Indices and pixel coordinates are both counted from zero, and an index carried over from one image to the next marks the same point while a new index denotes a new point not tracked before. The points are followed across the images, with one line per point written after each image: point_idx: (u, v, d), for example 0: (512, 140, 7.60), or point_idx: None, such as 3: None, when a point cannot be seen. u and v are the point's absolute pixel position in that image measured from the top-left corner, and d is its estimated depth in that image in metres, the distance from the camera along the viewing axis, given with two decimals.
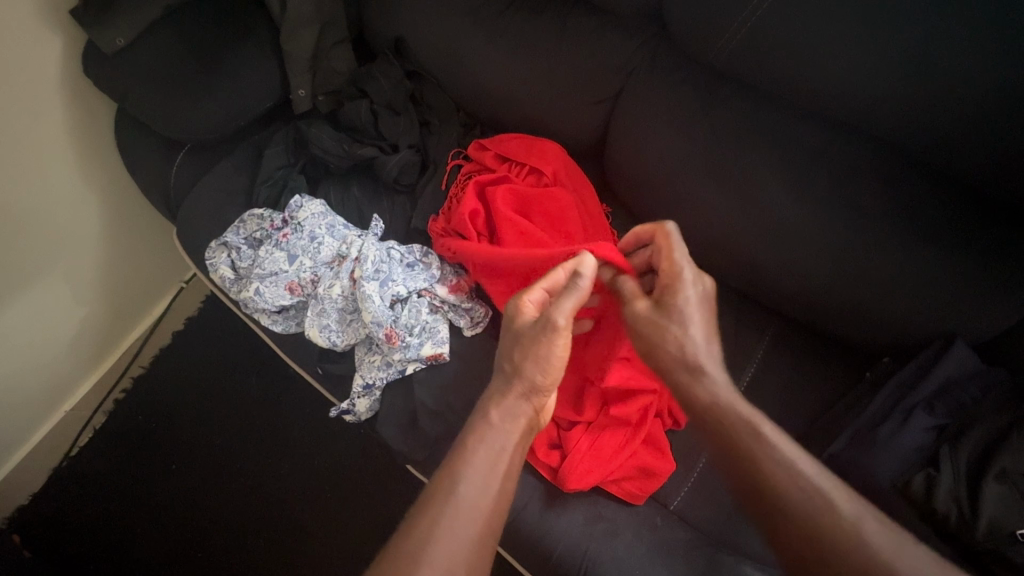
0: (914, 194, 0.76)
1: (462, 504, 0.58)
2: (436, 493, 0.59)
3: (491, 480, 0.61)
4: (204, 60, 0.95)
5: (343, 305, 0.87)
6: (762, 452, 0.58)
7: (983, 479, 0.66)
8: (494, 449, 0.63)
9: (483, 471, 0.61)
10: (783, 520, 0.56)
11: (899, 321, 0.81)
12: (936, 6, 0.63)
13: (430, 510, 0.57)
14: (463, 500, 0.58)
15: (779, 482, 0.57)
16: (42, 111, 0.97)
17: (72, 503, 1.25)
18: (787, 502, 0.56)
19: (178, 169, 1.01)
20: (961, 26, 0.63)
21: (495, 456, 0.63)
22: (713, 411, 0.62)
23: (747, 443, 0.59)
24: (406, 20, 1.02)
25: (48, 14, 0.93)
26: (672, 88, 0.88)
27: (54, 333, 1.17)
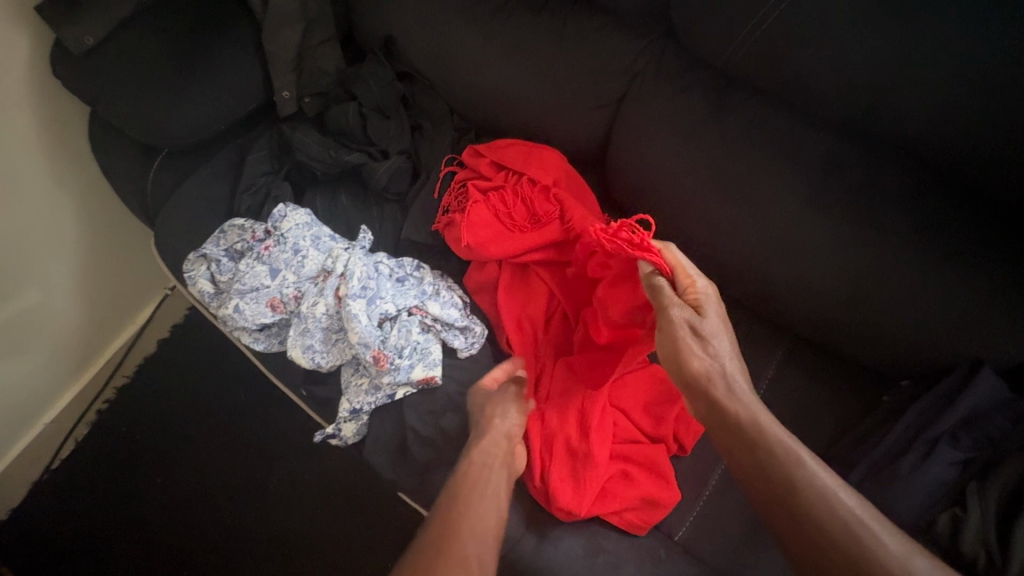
0: (937, 209, 0.71)
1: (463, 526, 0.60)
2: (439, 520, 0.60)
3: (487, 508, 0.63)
4: (181, 60, 0.89)
5: (328, 324, 0.83)
6: (805, 480, 0.55)
7: (1014, 522, 0.61)
8: (489, 482, 0.66)
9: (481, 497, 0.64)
10: (818, 548, 0.53)
11: (920, 344, 0.76)
12: (971, 8, 0.58)
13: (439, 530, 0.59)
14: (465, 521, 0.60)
15: (825, 516, 0.53)
16: (10, 114, 0.92)
17: (52, 519, 1.20)
18: (821, 529, 0.53)
19: (155, 175, 0.95)
20: (999, 29, 0.57)
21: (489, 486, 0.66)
22: (750, 433, 0.58)
23: (775, 470, 0.56)
24: (397, 18, 0.96)
25: (14, 10, 0.87)
26: (679, 93, 0.82)
27: (30, 345, 1.12)
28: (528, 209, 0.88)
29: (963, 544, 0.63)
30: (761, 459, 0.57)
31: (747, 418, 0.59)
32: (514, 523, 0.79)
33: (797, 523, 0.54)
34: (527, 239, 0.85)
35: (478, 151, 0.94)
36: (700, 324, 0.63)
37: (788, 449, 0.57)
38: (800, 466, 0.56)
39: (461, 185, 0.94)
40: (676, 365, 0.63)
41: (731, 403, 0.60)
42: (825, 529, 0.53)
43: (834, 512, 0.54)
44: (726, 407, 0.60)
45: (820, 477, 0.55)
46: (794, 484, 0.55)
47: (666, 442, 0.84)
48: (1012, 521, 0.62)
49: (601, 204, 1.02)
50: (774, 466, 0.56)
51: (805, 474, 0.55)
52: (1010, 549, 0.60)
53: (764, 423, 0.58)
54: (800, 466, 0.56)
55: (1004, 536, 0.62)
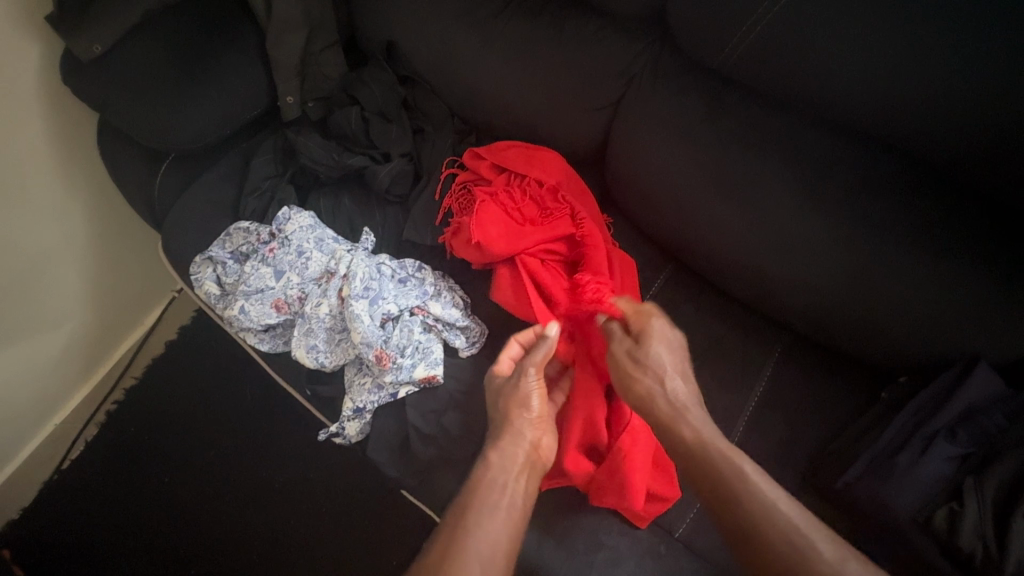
0: (933, 207, 0.72)
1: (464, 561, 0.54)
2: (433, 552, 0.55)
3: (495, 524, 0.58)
4: (187, 67, 0.91)
5: (331, 324, 0.84)
6: (744, 492, 0.56)
7: (1012, 515, 0.62)
8: (497, 486, 0.63)
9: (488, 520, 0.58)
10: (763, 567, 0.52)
11: (917, 341, 0.77)
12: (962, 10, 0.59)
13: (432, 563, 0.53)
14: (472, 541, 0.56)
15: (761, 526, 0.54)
16: (21, 122, 0.94)
17: (63, 519, 1.22)
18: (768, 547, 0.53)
19: (162, 180, 0.97)
20: (987, 31, 0.58)
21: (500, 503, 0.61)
22: (691, 451, 0.61)
23: (721, 487, 0.58)
24: (398, 23, 0.97)
25: (24, 20, 0.89)
26: (677, 94, 0.83)
27: (41, 348, 1.14)
28: (535, 206, 0.90)
29: (962, 538, 0.64)
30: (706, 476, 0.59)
31: (692, 440, 0.62)
32: None
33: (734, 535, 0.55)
34: (537, 232, 0.87)
35: (483, 152, 0.96)
36: (645, 356, 0.69)
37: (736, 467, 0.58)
38: (748, 484, 0.57)
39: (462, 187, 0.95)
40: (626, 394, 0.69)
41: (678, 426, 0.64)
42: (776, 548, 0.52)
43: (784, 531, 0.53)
44: (672, 428, 0.64)
45: (769, 495, 0.56)
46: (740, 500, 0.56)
47: None
48: (1009, 515, 0.63)
49: (601, 204, 1.03)
50: (720, 484, 0.58)
51: (753, 491, 0.56)
52: (1007, 543, 0.61)
53: (712, 442, 0.61)
54: (747, 484, 0.57)
55: (1001, 529, 0.63)
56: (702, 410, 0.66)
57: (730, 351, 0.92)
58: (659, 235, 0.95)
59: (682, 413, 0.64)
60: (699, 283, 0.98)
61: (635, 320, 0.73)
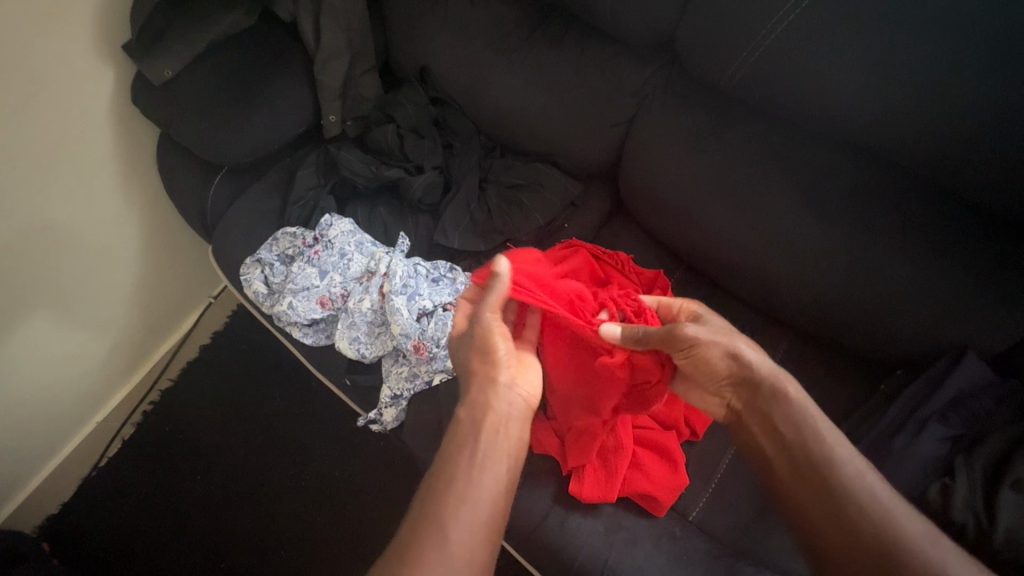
0: (919, 210, 0.79)
1: (453, 528, 0.56)
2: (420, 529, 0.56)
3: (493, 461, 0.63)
4: (242, 90, 1.01)
5: (372, 318, 0.93)
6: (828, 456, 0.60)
7: (999, 487, 0.68)
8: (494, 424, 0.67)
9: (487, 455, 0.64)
10: (845, 552, 0.56)
11: (908, 334, 0.84)
12: (946, 35, 0.64)
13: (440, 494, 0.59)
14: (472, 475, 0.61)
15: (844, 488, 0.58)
16: (92, 138, 1.04)
17: (100, 513, 1.28)
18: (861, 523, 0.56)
19: (215, 190, 1.07)
20: (967, 56, 0.64)
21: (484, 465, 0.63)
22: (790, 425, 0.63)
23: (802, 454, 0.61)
24: (431, 49, 1.08)
25: (102, 49, 1.00)
26: (685, 111, 0.92)
27: (92, 348, 1.23)
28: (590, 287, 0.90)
29: (953, 511, 0.69)
30: (788, 448, 0.63)
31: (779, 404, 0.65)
32: (539, 501, 0.86)
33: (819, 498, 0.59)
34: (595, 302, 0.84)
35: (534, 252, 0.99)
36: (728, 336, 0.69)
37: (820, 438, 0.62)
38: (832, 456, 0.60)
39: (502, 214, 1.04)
40: (721, 368, 0.69)
41: (776, 405, 0.65)
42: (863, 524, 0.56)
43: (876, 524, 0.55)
44: (773, 397, 0.65)
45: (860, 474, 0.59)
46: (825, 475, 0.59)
47: (678, 427, 0.90)
48: (997, 487, 0.68)
49: (615, 214, 1.13)
50: (797, 455, 0.62)
51: (839, 462, 0.60)
52: (996, 514, 0.67)
53: (804, 412, 0.63)
54: (831, 455, 0.60)
55: (991, 502, 0.68)
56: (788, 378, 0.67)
57: None
58: (670, 240, 1.03)
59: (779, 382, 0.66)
60: (707, 285, 1.06)
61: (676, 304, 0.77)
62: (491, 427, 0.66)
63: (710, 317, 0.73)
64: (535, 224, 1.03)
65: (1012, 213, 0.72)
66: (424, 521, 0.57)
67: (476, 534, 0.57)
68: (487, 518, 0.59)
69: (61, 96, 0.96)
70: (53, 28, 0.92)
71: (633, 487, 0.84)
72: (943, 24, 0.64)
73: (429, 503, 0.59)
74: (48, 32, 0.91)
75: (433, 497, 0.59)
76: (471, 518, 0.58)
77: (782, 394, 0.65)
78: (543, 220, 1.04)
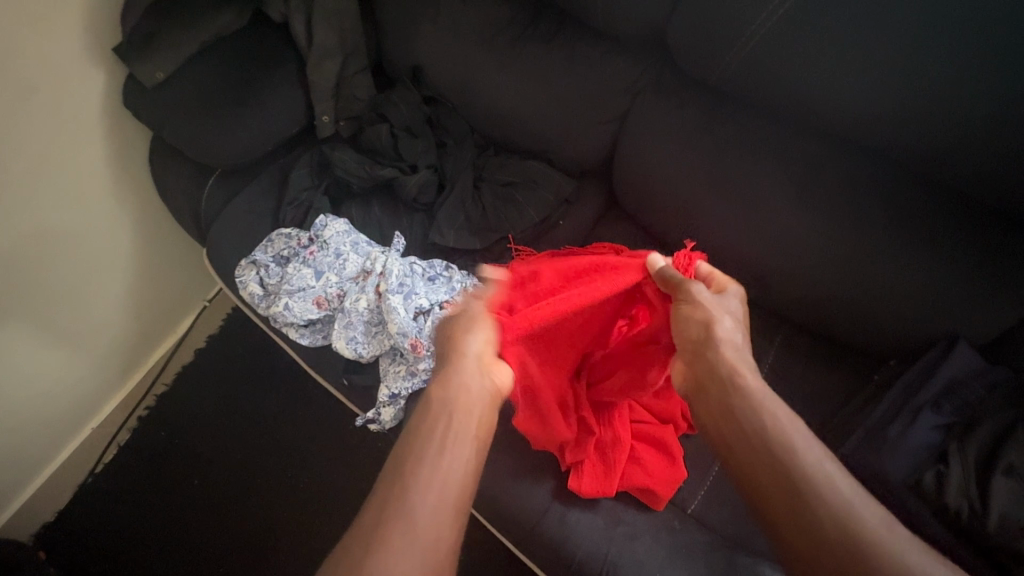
0: (911, 200, 0.79)
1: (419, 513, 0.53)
2: (382, 512, 0.52)
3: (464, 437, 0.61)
4: (235, 91, 1.01)
5: (368, 318, 0.93)
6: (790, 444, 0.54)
7: (992, 473, 0.69)
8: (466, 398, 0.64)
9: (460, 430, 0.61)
10: (806, 548, 0.50)
11: (900, 324, 0.85)
12: (934, 29, 0.65)
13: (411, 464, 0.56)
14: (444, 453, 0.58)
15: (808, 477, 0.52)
16: (84, 142, 1.04)
17: (97, 519, 1.27)
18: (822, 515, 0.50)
19: (209, 193, 1.06)
20: (955, 50, 0.65)
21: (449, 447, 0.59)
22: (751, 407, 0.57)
23: (761, 437, 0.55)
24: (423, 49, 1.08)
25: (92, 51, 0.99)
26: (677, 107, 0.93)
27: (85, 354, 1.22)
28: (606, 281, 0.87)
29: (948, 497, 0.71)
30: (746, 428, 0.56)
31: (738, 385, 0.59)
32: (539, 497, 0.86)
33: (780, 487, 0.53)
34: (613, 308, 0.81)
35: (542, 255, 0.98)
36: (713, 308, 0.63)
37: (778, 421, 0.56)
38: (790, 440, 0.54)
39: (497, 211, 1.05)
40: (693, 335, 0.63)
41: (731, 384, 0.59)
42: (819, 509, 0.50)
43: (843, 518, 0.49)
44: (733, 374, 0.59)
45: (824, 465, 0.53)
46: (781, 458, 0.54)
47: (675, 422, 0.90)
48: (990, 473, 0.70)
49: (610, 211, 1.14)
50: (756, 437, 0.56)
51: (797, 448, 0.54)
52: (990, 501, 0.68)
53: (764, 397, 0.58)
54: (789, 440, 0.55)
55: (984, 487, 0.70)
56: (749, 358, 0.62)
57: None
58: (665, 235, 1.04)
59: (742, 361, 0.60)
60: None
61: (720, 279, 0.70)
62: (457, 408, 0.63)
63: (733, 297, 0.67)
64: (530, 221, 1.04)
65: (1002, 203, 0.73)
66: (385, 505, 0.53)
67: (440, 514, 0.53)
68: (449, 493, 0.55)
69: (50, 99, 0.96)
70: (42, 31, 0.91)
71: (632, 481, 0.84)
72: (930, 18, 0.64)
73: (393, 488, 0.54)
74: (36, 34, 0.90)
75: (397, 481, 0.55)
76: (436, 503, 0.54)
77: (742, 378, 0.59)
78: (538, 216, 1.04)
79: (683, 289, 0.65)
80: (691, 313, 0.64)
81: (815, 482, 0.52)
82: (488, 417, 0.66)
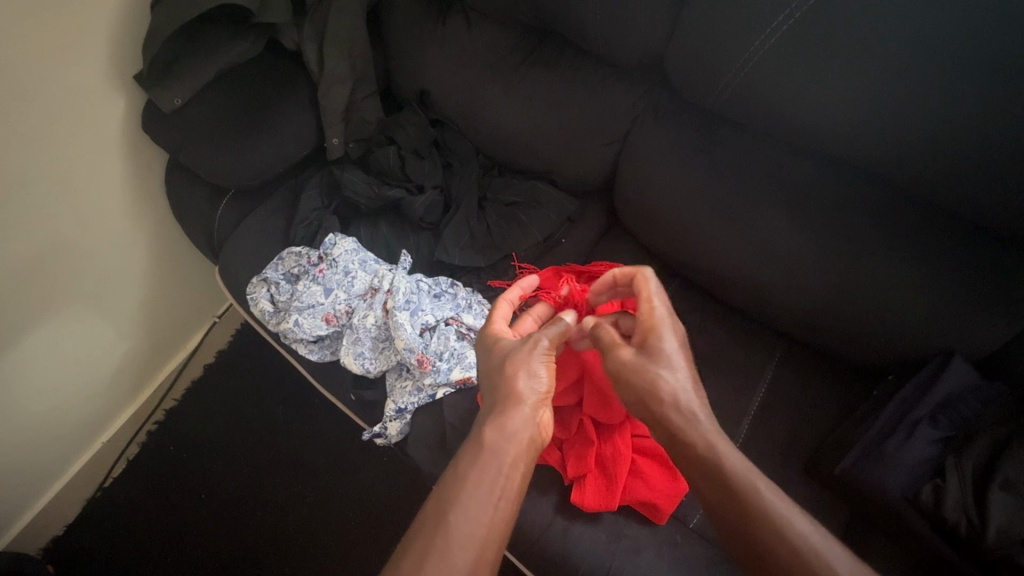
0: (904, 220, 0.82)
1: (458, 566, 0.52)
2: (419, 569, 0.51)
3: (509, 476, 0.59)
4: (249, 115, 1.05)
5: (376, 334, 0.96)
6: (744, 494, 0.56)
7: (989, 488, 0.70)
8: (514, 438, 0.61)
9: (500, 473, 0.59)
10: None
11: (897, 339, 0.87)
12: (921, 58, 0.67)
13: (452, 510, 0.55)
14: (482, 498, 0.57)
15: (762, 525, 0.55)
16: (103, 164, 1.08)
17: (105, 533, 1.29)
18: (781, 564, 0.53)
19: (222, 212, 1.10)
20: (944, 79, 0.67)
21: (495, 490, 0.58)
22: (699, 460, 0.59)
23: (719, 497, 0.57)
24: (430, 74, 1.12)
25: (114, 78, 1.04)
26: (675, 130, 0.96)
27: (96, 369, 1.24)
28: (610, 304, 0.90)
29: (946, 511, 0.72)
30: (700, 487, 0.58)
31: (700, 455, 0.59)
32: (542, 512, 0.87)
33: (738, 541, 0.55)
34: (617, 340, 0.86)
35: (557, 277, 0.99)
36: (649, 374, 0.64)
37: (729, 474, 0.57)
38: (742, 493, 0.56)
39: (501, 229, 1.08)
40: (636, 408, 0.65)
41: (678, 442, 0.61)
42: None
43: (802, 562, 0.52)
44: (681, 433, 0.61)
45: (776, 508, 0.55)
46: (752, 526, 0.55)
47: None
48: (987, 487, 0.71)
49: (611, 229, 1.17)
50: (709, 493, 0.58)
51: (751, 497, 0.56)
52: (987, 515, 0.69)
53: (712, 451, 0.59)
54: (744, 490, 0.56)
55: (982, 501, 0.71)
56: (698, 401, 0.63)
57: (733, 355, 1.02)
58: (665, 253, 1.07)
59: (686, 418, 0.61)
60: (701, 296, 1.09)
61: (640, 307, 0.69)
62: (501, 443, 0.60)
63: (663, 344, 0.65)
64: (534, 239, 1.07)
65: (994, 223, 0.75)
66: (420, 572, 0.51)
67: (477, 564, 0.53)
68: (488, 553, 0.54)
69: (72, 123, 1.00)
70: (66, 61, 0.95)
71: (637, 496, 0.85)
72: (919, 45, 0.67)
73: (434, 541, 0.53)
74: (61, 63, 0.95)
75: (437, 531, 0.54)
76: (475, 554, 0.53)
77: (689, 437, 0.60)
78: (542, 234, 1.07)
79: (615, 357, 0.67)
80: (630, 385, 0.65)
81: (771, 524, 0.54)
82: (529, 468, 0.62)
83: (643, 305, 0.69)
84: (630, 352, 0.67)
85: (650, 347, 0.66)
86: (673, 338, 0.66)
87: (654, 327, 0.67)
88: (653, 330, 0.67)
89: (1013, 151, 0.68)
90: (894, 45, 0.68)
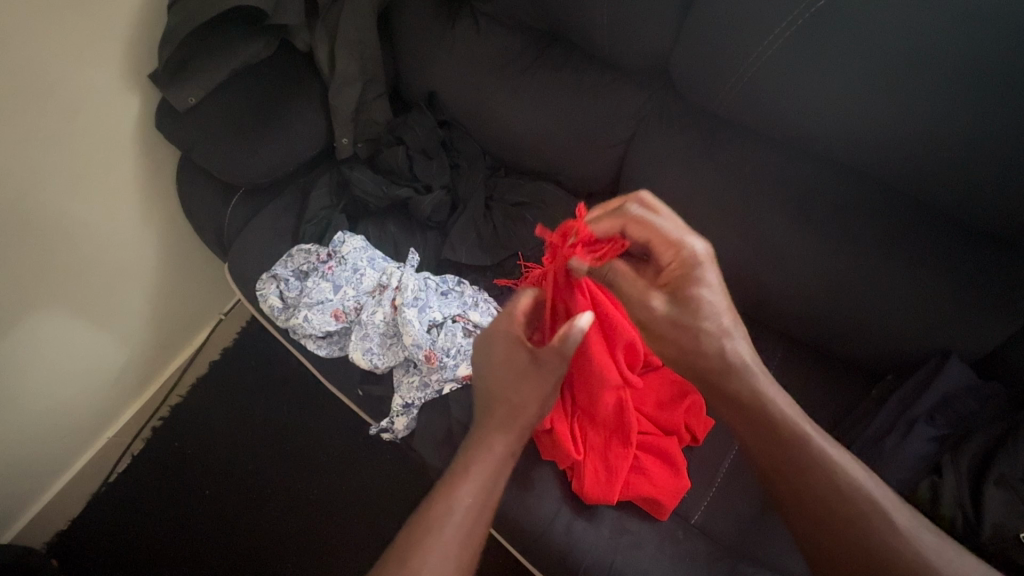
0: (903, 222, 0.83)
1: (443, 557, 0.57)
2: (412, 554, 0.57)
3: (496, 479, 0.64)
4: (261, 114, 1.07)
5: (384, 330, 0.97)
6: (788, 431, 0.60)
7: (984, 484, 0.72)
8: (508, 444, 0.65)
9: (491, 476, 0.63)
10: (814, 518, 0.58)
11: (895, 340, 0.89)
12: (919, 66, 0.69)
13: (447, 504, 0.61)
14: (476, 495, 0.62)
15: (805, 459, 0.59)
16: (115, 161, 1.09)
17: (110, 527, 1.30)
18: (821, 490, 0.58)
19: (233, 210, 1.12)
20: (942, 86, 0.69)
21: (485, 491, 0.62)
22: (749, 401, 0.62)
23: (766, 432, 0.61)
24: (438, 76, 1.14)
25: (128, 77, 1.05)
26: (679, 133, 0.98)
27: (103, 363, 1.25)
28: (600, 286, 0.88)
29: (942, 507, 0.74)
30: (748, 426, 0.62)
31: (749, 397, 0.62)
32: (545, 507, 0.89)
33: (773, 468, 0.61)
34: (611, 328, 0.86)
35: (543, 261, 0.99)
36: (692, 326, 0.63)
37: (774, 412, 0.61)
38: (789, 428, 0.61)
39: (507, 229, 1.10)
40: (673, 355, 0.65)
41: (720, 383, 0.63)
42: (833, 504, 0.58)
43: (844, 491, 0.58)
44: (725, 377, 0.63)
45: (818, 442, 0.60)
46: (795, 457, 0.60)
47: (679, 434, 0.93)
48: (983, 484, 0.72)
49: None
50: (760, 429, 0.61)
51: (797, 434, 0.60)
52: (983, 511, 0.71)
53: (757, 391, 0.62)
54: (788, 426, 0.61)
55: (978, 498, 0.73)
56: (742, 345, 0.64)
57: None
58: None
59: (733, 369, 0.63)
60: None
61: (665, 251, 0.64)
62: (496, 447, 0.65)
63: (702, 290, 0.63)
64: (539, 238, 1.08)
65: (990, 226, 0.77)
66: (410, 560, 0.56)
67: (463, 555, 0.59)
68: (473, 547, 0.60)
69: (85, 119, 1.01)
70: (81, 58, 0.97)
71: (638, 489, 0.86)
72: (917, 53, 0.69)
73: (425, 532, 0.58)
74: (75, 61, 0.96)
75: (429, 523, 0.59)
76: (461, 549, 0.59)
77: (733, 379, 0.63)
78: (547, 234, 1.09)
79: (642, 306, 0.65)
80: (670, 339, 0.64)
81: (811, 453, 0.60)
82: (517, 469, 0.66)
83: (669, 249, 0.64)
84: (660, 301, 0.64)
85: (686, 295, 0.63)
86: (709, 278, 0.63)
87: (686, 269, 0.63)
88: (684, 272, 0.63)
89: (1011, 157, 0.70)
90: (893, 52, 0.70)
